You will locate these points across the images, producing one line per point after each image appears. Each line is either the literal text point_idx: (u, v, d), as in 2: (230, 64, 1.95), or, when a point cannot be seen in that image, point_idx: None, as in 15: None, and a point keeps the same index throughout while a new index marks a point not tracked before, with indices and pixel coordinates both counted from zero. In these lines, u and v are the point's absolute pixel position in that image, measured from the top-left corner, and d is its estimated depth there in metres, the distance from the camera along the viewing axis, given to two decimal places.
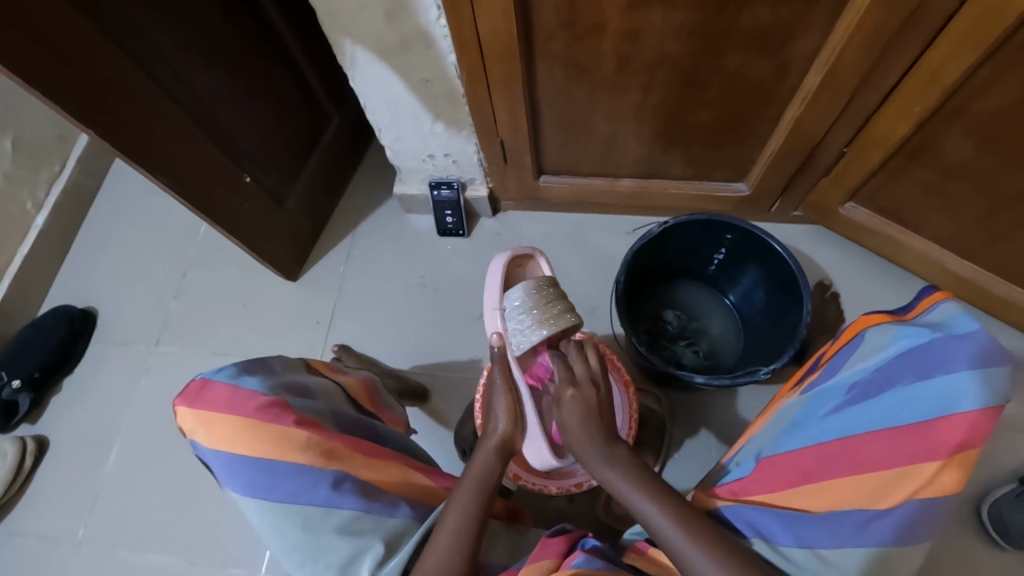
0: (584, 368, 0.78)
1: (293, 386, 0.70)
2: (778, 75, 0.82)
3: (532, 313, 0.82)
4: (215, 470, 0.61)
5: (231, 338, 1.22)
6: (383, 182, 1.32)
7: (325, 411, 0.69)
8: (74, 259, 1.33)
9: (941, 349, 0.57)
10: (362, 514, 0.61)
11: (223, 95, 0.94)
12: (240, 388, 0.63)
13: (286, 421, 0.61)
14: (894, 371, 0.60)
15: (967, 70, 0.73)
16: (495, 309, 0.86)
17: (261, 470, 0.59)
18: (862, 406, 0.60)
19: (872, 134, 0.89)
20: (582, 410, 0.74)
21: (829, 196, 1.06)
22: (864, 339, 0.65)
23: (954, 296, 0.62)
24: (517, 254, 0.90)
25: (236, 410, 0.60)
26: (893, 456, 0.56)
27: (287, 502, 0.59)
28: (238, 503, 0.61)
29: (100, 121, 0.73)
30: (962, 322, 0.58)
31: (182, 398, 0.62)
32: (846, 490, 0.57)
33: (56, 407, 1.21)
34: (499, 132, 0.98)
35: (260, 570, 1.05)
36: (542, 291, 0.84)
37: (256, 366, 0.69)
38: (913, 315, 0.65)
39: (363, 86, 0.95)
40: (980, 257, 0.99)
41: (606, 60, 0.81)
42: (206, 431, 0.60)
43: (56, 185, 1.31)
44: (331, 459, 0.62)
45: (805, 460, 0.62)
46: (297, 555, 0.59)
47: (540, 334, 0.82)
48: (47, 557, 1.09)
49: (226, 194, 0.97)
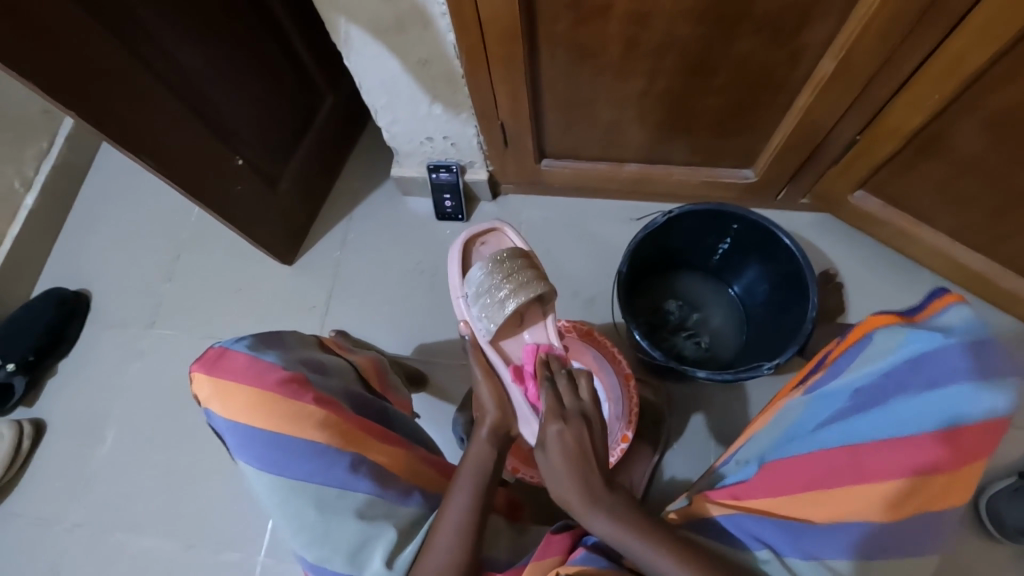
0: (574, 400, 0.70)
1: (310, 362, 0.68)
2: (792, 60, 0.78)
3: (492, 291, 0.77)
4: (227, 441, 0.59)
5: (226, 322, 1.20)
6: (380, 163, 1.28)
7: (340, 389, 0.67)
8: (64, 240, 1.31)
9: (953, 359, 0.58)
10: (376, 500, 0.61)
11: (210, 73, 0.90)
12: (260, 359, 0.60)
13: (305, 399, 0.59)
14: (903, 379, 0.60)
15: (987, 61, 0.70)
16: (461, 297, 0.81)
17: (277, 446, 0.57)
18: (872, 415, 0.60)
19: (885, 125, 0.86)
20: (574, 445, 0.65)
21: (838, 186, 1.03)
22: (872, 341, 0.64)
23: (966, 300, 0.61)
24: (474, 234, 0.85)
25: (257, 381, 0.58)
26: (903, 466, 0.57)
27: (302, 481, 0.58)
28: (249, 478, 0.59)
29: (82, 103, 0.70)
30: (973, 331, 0.59)
31: (199, 364, 0.59)
32: (856, 498, 0.58)
33: (52, 389, 1.20)
34: (499, 115, 0.95)
35: (259, 555, 1.05)
36: (500, 265, 0.78)
37: (271, 339, 0.66)
38: (920, 316, 0.64)
39: (358, 66, 0.90)
40: (991, 251, 0.97)
41: (612, 42, 0.78)
42: (222, 401, 0.58)
43: (44, 163, 1.27)
44: (348, 441, 0.61)
45: (812, 469, 0.62)
46: (306, 535, 0.58)
47: (503, 311, 0.76)
48: (47, 538, 1.10)
49: (217, 179, 0.94)
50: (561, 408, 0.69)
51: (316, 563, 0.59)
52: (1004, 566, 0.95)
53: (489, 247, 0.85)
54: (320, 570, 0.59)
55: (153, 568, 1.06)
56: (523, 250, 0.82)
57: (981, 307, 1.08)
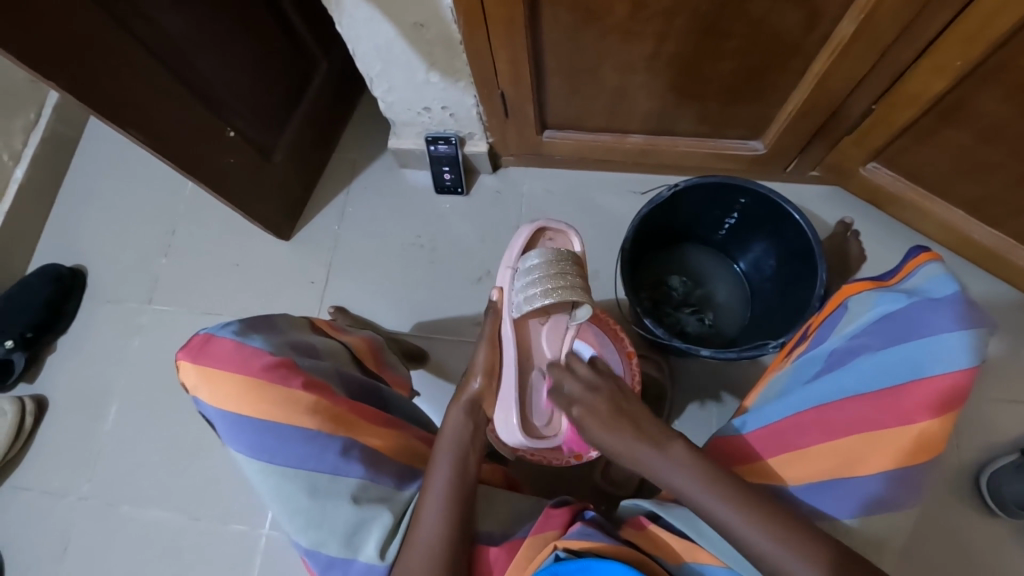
0: (580, 386, 0.69)
1: (300, 345, 0.66)
2: (807, 23, 0.74)
3: (539, 278, 0.74)
4: (218, 429, 0.58)
5: (224, 297, 1.19)
6: (377, 134, 1.25)
7: (332, 373, 0.65)
8: (57, 214, 1.28)
9: (917, 315, 0.58)
10: (370, 484, 0.60)
11: (198, 38, 0.86)
12: (246, 345, 0.59)
13: (293, 384, 0.57)
14: (867, 339, 0.60)
15: (1017, 23, 0.66)
16: (509, 267, 0.78)
17: (266, 433, 0.56)
18: (841, 374, 0.60)
19: (903, 92, 0.82)
20: (598, 423, 0.65)
21: (851, 157, 0.99)
22: (846, 308, 0.64)
23: (939, 259, 0.61)
24: (546, 226, 0.81)
25: (242, 369, 0.56)
26: (867, 421, 0.57)
27: (293, 468, 0.57)
28: (242, 465, 0.58)
29: (63, 71, 0.67)
30: (941, 287, 0.58)
31: (185, 351, 0.58)
32: (821, 457, 0.58)
33: (51, 365, 1.19)
34: (499, 83, 0.91)
35: (262, 528, 1.06)
36: (559, 261, 0.75)
37: (260, 323, 0.65)
38: (895, 280, 0.64)
39: (352, 31, 0.86)
40: (1006, 225, 0.94)
41: (617, 4, 0.73)
42: (210, 388, 0.57)
43: (33, 135, 1.24)
44: (338, 425, 0.59)
45: (783, 431, 0.61)
46: (301, 520, 0.58)
47: (538, 303, 0.73)
48: (53, 512, 1.11)
49: (208, 150, 0.91)
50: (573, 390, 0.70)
51: (311, 548, 0.58)
52: (1004, 541, 0.95)
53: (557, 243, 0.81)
54: (316, 555, 0.59)
55: (158, 541, 1.08)
56: (581, 256, 0.79)
57: (991, 282, 1.06)
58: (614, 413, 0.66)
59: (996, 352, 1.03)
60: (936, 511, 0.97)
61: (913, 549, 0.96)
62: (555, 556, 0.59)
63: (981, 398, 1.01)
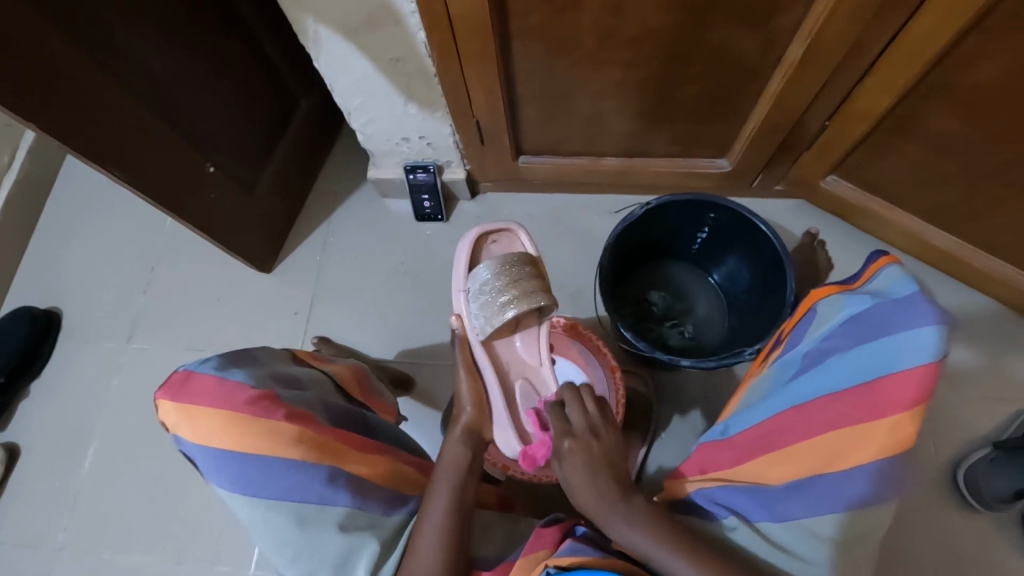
0: (590, 418, 0.70)
1: (282, 377, 0.66)
2: (760, 49, 0.80)
3: (497, 292, 0.75)
4: (201, 466, 0.58)
5: (205, 332, 1.18)
6: (357, 165, 1.27)
7: (315, 402, 0.66)
8: (31, 257, 1.27)
9: (881, 315, 0.60)
10: (357, 512, 0.60)
11: (178, 78, 0.88)
12: (228, 379, 0.58)
13: (276, 416, 0.57)
14: (838, 340, 0.63)
15: (952, 41, 0.72)
16: (461, 290, 0.78)
17: (250, 466, 0.56)
18: (816, 374, 0.63)
19: (854, 108, 0.88)
20: (586, 459, 0.66)
21: (811, 171, 1.05)
22: (816, 312, 0.67)
23: (898, 261, 0.64)
24: (487, 232, 0.81)
25: (223, 404, 0.56)
26: (843, 418, 0.59)
27: (279, 501, 0.56)
28: (226, 501, 0.58)
29: (44, 113, 0.68)
30: (901, 287, 0.61)
31: (164, 390, 0.57)
32: (801, 455, 0.60)
33: (26, 411, 1.16)
34: (475, 113, 0.95)
35: (250, 567, 1.03)
36: (509, 269, 0.76)
37: (240, 358, 0.65)
38: (860, 283, 0.66)
39: (330, 68, 0.90)
40: (959, 229, 1.00)
41: (584, 34, 0.78)
42: (192, 425, 0.56)
43: (7, 178, 1.23)
44: (325, 453, 0.59)
45: (764, 432, 0.64)
46: (290, 552, 0.57)
47: (503, 316, 0.75)
48: (26, 565, 1.06)
49: (189, 185, 0.91)
50: (568, 424, 0.70)
51: None
52: (986, 535, 0.98)
53: (501, 247, 0.82)
54: None
55: None
56: (534, 257, 0.79)
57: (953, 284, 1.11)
58: (608, 460, 0.67)
59: (964, 350, 1.07)
60: (919, 509, 0.99)
61: (901, 548, 0.98)
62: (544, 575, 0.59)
63: (952, 396, 1.05)
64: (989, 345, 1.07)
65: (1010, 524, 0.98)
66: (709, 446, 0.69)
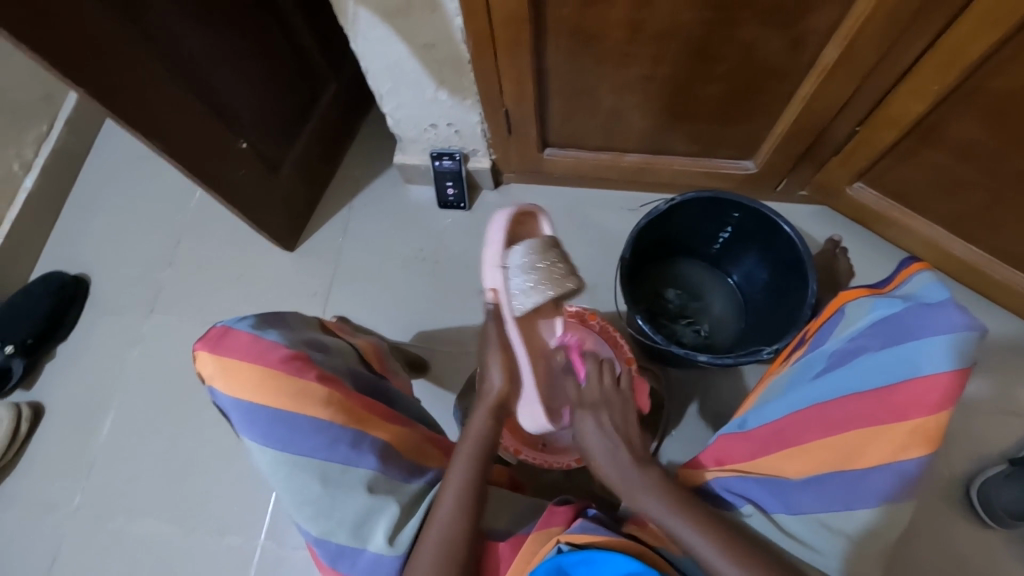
0: (612, 390, 0.71)
1: (312, 342, 0.68)
2: (792, 50, 0.80)
3: (533, 272, 0.72)
4: (232, 420, 0.59)
5: (227, 306, 1.20)
6: (382, 150, 1.29)
7: (343, 369, 0.67)
8: (64, 225, 1.30)
9: (912, 319, 0.59)
10: (381, 475, 0.61)
11: (216, 53, 0.90)
12: (263, 338, 0.60)
13: (307, 376, 0.59)
14: (865, 340, 0.62)
15: (991, 48, 0.71)
16: (497, 266, 0.74)
17: (280, 423, 0.57)
18: (840, 374, 0.62)
19: (885, 114, 0.87)
20: (597, 425, 0.68)
21: (838, 177, 1.04)
22: (843, 312, 0.66)
23: (930, 267, 0.63)
24: (518, 209, 0.78)
25: (258, 360, 0.58)
26: (867, 418, 0.59)
27: (305, 457, 0.58)
28: (253, 455, 0.59)
29: (90, 80, 0.70)
30: (934, 292, 0.60)
31: (203, 342, 0.59)
32: (821, 451, 0.60)
33: (51, 372, 1.19)
34: (504, 103, 0.96)
35: (259, 537, 1.05)
36: (544, 251, 0.74)
37: (274, 320, 0.67)
38: (889, 287, 0.66)
39: (364, 50, 0.91)
40: (985, 242, 0.99)
41: (617, 28, 0.78)
42: (227, 378, 0.58)
43: (44, 145, 1.27)
44: (351, 417, 0.61)
45: (785, 426, 0.64)
46: (311, 509, 0.59)
47: (542, 295, 0.72)
48: (44, 521, 1.10)
49: (220, 159, 0.93)
50: (584, 397, 0.71)
51: (321, 537, 0.59)
52: (996, 552, 0.97)
53: (529, 228, 0.80)
54: (324, 544, 0.60)
55: (152, 552, 1.06)
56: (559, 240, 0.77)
57: (974, 299, 1.10)
58: (617, 426, 0.67)
59: (984, 367, 1.06)
60: (929, 523, 0.99)
61: (907, 559, 0.97)
62: (558, 549, 0.60)
63: (967, 410, 1.04)
64: (1009, 363, 1.06)
65: (1019, 542, 0.97)
66: (724, 438, 0.69)
